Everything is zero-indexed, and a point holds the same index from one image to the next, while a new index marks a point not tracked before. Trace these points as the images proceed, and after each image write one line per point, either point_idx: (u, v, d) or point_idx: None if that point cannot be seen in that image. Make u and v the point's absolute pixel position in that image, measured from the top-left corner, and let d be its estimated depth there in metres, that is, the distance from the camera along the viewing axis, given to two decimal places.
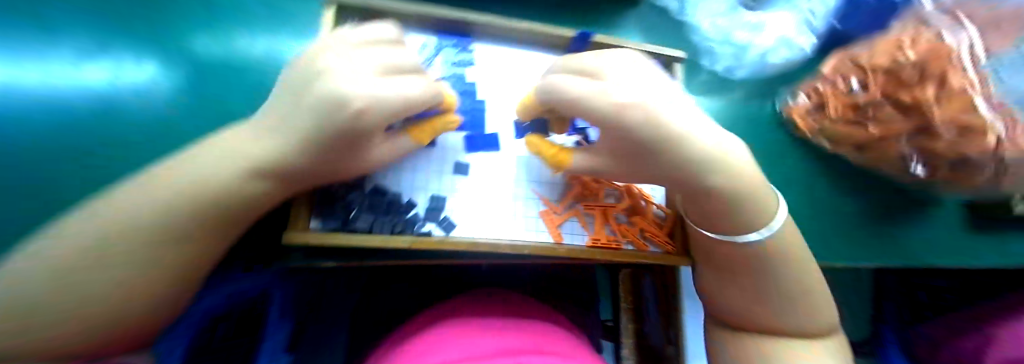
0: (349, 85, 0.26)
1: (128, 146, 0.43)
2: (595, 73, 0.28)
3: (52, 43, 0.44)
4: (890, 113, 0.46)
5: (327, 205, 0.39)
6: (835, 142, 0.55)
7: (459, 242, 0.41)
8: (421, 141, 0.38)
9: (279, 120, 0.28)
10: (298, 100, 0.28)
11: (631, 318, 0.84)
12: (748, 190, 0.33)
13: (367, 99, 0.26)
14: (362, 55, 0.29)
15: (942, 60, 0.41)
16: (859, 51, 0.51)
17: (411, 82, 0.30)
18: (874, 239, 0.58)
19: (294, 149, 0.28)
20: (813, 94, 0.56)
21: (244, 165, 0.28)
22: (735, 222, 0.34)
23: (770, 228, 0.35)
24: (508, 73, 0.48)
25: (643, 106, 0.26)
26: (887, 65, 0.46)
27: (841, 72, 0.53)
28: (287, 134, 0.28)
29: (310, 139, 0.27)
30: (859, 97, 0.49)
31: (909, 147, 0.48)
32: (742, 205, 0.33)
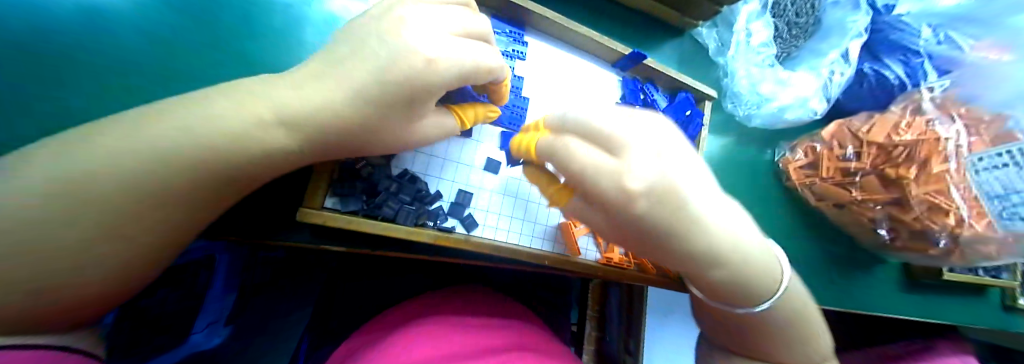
0: (428, 47, 0.25)
1: (113, 56, 0.35)
2: (615, 142, 0.27)
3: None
4: (875, 183, 0.53)
5: (347, 185, 0.35)
6: (819, 197, 0.61)
7: (483, 245, 0.39)
8: (462, 126, 0.36)
9: (335, 71, 0.25)
10: (355, 53, 0.26)
11: (596, 326, 0.83)
12: (745, 265, 0.35)
13: (444, 65, 0.26)
14: (440, 26, 0.27)
15: (932, 145, 0.50)
16: (856, 124, 0.56)
17: (485, 50, 0.29)
18: (835, 286, 0.66)
19: (357, 105, 0.25)
20: (810, 153, 0.60)
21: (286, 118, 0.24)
22: (737, 294, 0.36)
23: (770, 300, 0.37)
24: (555, 75, 0.47)
25: (655, 190, 0.26)
26: (881, 142, 0.53)
27: (839, 140, 0.57)
28: (350, 85, 0.25)
29: (373, 94, 0.25)
30: (852, 164, 0.54)
31: (881, 214, 0.56)
32: (746, 278, 0.35)
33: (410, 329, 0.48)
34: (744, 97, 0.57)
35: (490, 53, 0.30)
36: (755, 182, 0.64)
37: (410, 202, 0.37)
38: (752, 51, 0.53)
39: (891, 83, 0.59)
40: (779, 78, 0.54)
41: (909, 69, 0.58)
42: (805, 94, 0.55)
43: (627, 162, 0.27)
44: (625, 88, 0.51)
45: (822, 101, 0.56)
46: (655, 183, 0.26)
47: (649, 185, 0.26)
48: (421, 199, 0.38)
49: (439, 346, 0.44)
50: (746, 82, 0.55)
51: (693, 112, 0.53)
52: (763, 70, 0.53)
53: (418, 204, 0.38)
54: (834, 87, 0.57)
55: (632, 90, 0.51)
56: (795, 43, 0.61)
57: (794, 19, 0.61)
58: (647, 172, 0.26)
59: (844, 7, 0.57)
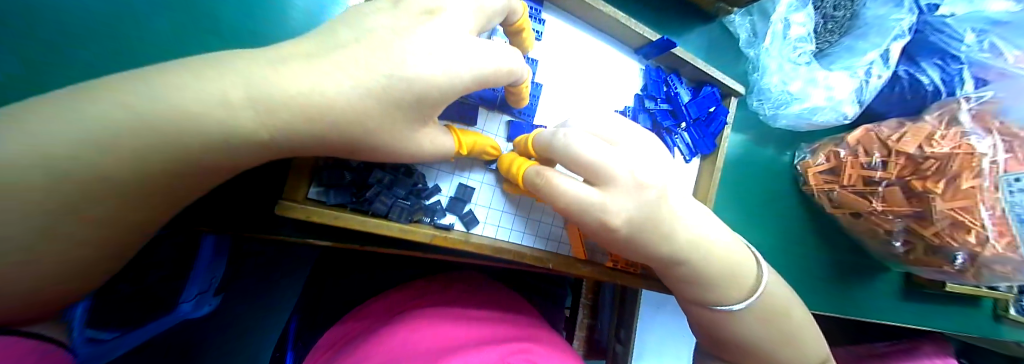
0: (422, 64, 0.22)
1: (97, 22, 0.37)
2: (601, 177, 0.30)
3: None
4: (898, 194, 0.50)
5: (335, 174, 0.31)
6: (836, 205, 0.59)
7: (483, 246, 0.35)
8: (457, 153, 0.32)
9: (337, 57, 0.21)
10: (365, 42, 0.22)
11: (588, 314, 0.79)
12: (718, 269, 0.37)
13: (443, 81, 0.23)
14: (448, 26, 0.24)
15: (966, 158, 0.46)
16: (885, 131, 0.52)
17: (499, 49, 0.27)
18: (840, 296, 0.65)
19: (358, 88, 0.21)
20: (833, 159, 0.56)
21: (269, 102, 0.19)
22: (715, 295, 0.38)
23: (748, 300, 0.39)
24: (572, 59, 0.43)
25: (640, 212, 0.31)
26: (911, 153, 0.49)
27: (864, 147, 0.53)
28: (352, 67, 0.21)
29: (387, 90, 0.21)
30: (877, 174, 0.51)
31: (900, 225, 0.53)
32: (720, 280, 0.37)
33: (403, 324, 0.44)
34: (772, 94, 0.52)
35: (500, 53, 0.27)
36: (766, 186, 0.62)
37: (402, 200, 0.33)
38: (788, 46, 0.49)
39: (925, 89, 0.55)
40: (812, 77, 0.49)
41: (946, 75, 0.54)
42: (841, 96, 0.50)
43: (612, 198, 0.30)
44: (647, 78, 0.47)
45: (854, 105, 0.52)
46: (630, 215, 0.31)
47: (627, 217, 0.31)
48: (419, 194, 0.35)
49: (427, 337, 0.42)
50: (778, 79, 0.50)
51: (717, 109, 0.49)
52: (798, 67, 0.49)
53: (414, 201, 0.34)
54: (868, 91, 0.52)
55: (654, 80, 0.46)
56: (829, 38, 0.56)
57: (831, 12, 0.57)
58: (625, 207, 0.30)
59: (885, 4, 0.52)
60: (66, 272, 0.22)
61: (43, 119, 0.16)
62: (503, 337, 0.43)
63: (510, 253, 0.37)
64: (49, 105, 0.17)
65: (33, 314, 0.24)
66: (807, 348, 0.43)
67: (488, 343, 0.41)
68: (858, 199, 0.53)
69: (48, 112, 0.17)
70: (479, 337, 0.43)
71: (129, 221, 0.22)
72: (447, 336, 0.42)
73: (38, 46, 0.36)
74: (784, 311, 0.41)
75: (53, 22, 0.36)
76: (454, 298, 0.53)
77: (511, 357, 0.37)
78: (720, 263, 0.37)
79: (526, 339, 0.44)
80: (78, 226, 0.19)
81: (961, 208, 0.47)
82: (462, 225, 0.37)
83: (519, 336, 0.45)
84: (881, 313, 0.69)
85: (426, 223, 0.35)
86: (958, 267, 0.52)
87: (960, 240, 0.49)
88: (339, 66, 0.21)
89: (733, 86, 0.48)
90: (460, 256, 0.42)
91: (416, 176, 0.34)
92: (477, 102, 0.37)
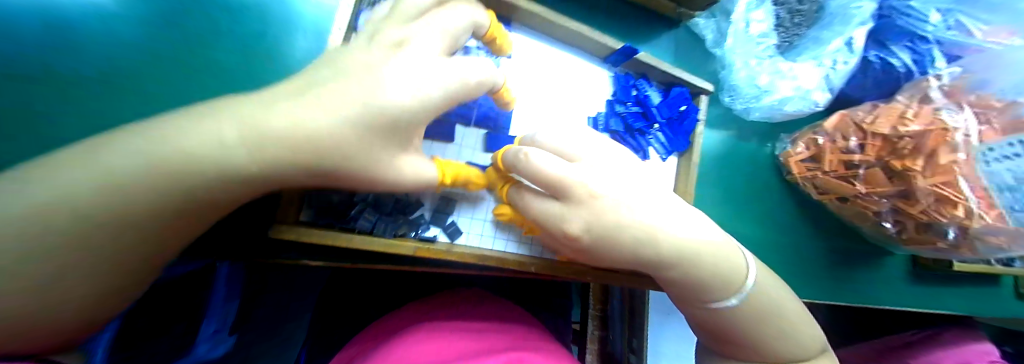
0: (393, 91, 0.24)
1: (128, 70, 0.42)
2: (563, 192, 0.31)
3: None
4: (881, 176, 0.51)
5: (324, 197, 0.33)
6: (822, 191, 0.60)
7: (464, 254, 0.37)
8: (441, 183, 0.34)
9: (313, 93, 0.24)
10: (342, 78, 0.25)
11: (599, 326, 0.75)
12: (703, 271, 0.37)
13: (414, 105, 0.25)
14: (420, 54, 0.27)
15: (939, 134, 0.47)
16: (861, 115, 0.53)
17: (464, 64, 0.29)
18: (834, 284, 0.65)
19: (342, 131, 0.23)
20: (811, 147, 0.57)
21: (254, 133, 0.22)
22: (704, 295, 0.39)
23: (737, 296, 0.39)
24: (542, 73, 0.46)
25: (590, 231, 0.32)
26: (887, 133, 0.50)
27: (842, 132, 0.54)
28: (333, 108, 0.23)
29: (361, 119, 0.23)
30: (856, 157, 0.52)
31: (887, 206, 0.53)
32: (704, 279, 0.37)
33: (402, 338, 0.46)
34: (742, 90, 0.54)
35: (468, 66, 0.29)
36: (751, 178, 0.63)
37: (386, 216, 0.36)
38: (751, 41, 0.52)
39: (897, 71, 0.57)
40: (777, 70, 0.51)
41: (918, 56, 0.55)
42: (808, 86, 0.51)
43: (571, 208, 0.32)
44: (616, 84, 0.49)
45: (825, 93, 0.53)
46: (589, 222, 0.32)
47: (586, 227, 0.32)
48: (403, 210, 0.37)
49: (422, 349, 0.43)
50: (744, 75, 0.52)
51: (689, 107, 0.51)
52: (761, 61, 0.52)
53: (397, 216, 0.37)
54: (836, 78, 0.53)
55: (623, 86, 0.49)
56: (798, 32, 0.59)
57: (796, 7, 0.59)
58: (583, 219, 0.32)
59: None
60: (85, 299, 0.24)
61: (66, 167, 0.19)
62: (501, 348, 0.44)
63: (491, 261, 0.39)
64: (68, 154, 0.20)
65: (61, 342, 0.27)
66: (800, 335, 0.42)
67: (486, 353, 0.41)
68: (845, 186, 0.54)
69: (70, 160, 0.20)
70: (475, 347, 0.44)
71: (143, 250, 0.24)
72: (443, 348, 0.43)
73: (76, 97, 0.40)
74: (768, 291, 0.41)
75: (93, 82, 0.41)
76: (455, 314, 0.54)
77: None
78: (707, 265, 0.37)
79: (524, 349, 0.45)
80: (97, 257, 0.22)
81: (945, 183, 0.46)
82: (445, 236, 0.39)
83: (517, 345, 0.46)
84: (885, 300, 0.68)
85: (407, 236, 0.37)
86: (952, 241, 0.52)
87: (947, 215, 0.48)
88: (315, 99, 0.23)
89: (702, 84, 0.51)
90: (448, 267, 0.44)
91: (399, 195, 0.37)
92: (453, 119, 0.40)
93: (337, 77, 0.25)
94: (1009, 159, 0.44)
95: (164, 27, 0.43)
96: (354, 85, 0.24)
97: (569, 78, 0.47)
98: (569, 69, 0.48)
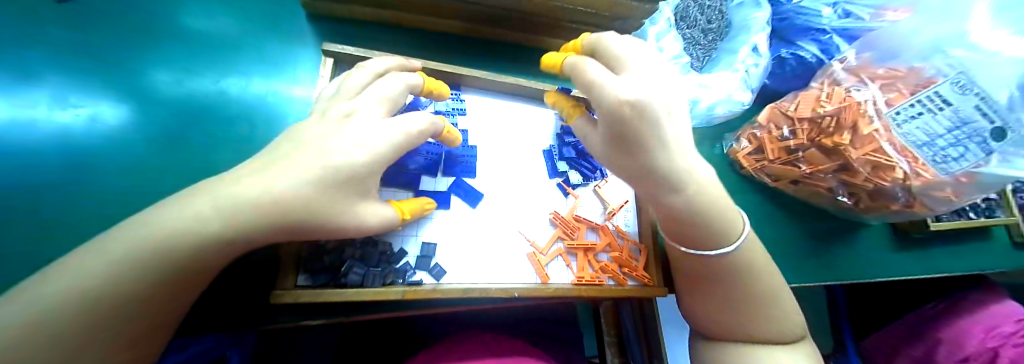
0: (345, 152, 0.31)
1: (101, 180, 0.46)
2: (619, 66, 0.36)
3: (36, 82, 0.47)
4: (819, 155, 0.56)
5: (316, 260, 0.38)
6: (775, 178, 0.65)
7: (451, 289, 0.40)
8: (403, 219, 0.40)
9: (281, 166, 0.29)
10: (298, 150, 0.31)
11: (618, 352, 0.70)
12: (705, 212, 0.39)
13: (366, 159, 0.32)
14: (368, 121, 0.35)
15: (853, 111, 0.53)
16: (787, 105, 0.60)
17: (403, 119, 0.36)
18: (821, 263, 0.67)
19: (307, 190, 0.29)
20: (753, 140, 0.64)
21: (230, 206, 0.26)
22: (704, 238, 0.40)
23: (734, 245, 0.41)
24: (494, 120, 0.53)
25: (638, 102, 0.32)
26: (811, 116, 0.56)
27: (775, 122, 0.61)
28: (296, 175, 0.29)
29: (324, 178, 0.30)
30: (790, 142, 0.58)
31: (834, 181, 0.58)
32: (705, 220, 0.39)
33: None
34: None
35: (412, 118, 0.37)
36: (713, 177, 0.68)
37: (372, 268, 0.40)
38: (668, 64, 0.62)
39: (810, 61, 0.64)
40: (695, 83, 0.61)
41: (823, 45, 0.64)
42: (727, 90, 0.60)
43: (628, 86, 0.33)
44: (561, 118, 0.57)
45: (747, 92, 0.60)
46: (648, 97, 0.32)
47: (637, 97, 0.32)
48: (388, 261, 0.41)
49: None
50: None
51: None
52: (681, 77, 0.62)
53: (384, 267, 0.41)
54: (752, 78, 0.60)
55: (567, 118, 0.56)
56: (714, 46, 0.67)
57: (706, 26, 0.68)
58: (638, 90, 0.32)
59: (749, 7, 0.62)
60: None
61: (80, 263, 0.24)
62: None
63: (476, 291, 0.41)
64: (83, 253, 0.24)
65: None
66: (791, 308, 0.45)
67: None
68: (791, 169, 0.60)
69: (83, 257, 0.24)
70: None
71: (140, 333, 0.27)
72: None
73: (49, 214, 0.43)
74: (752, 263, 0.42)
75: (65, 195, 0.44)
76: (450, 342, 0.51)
77: None
78: (710, 214, 0.39)
79: None
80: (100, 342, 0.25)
81: (874, 151, 0.51)
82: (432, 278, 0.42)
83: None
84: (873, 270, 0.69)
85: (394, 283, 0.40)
86: (902, 201, 0.57)
87: (888, 178, 0.53)
88: (287, 169, 0.29)
89: None
90: (444, 306, 0.48)
91: (384, 247, 0.42)
92: (420, 172, 0.46)
93: (308, 147, 0.31)
94: (915, 118, 0.47)
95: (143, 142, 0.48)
96: (329, 153, 0.31)
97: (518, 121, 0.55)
98: (517, 113, 0.55)
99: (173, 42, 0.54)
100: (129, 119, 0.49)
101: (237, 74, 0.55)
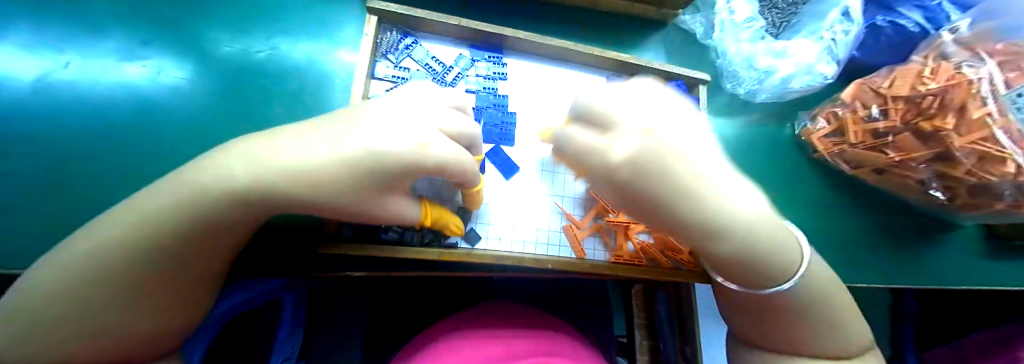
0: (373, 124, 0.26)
1: (152, 130, 0.48)
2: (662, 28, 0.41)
3: (102, 36, 0.49)
4: (912, 140, 0.47)
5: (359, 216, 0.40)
6: (855, 165, 0.58)
7: (484, 255, 0.40)
8: (423, 222, 0.36)
9: (310, 131, 0.25)
10: (328, 125, 0.26)
11: (647, 335, 0.69)
12: (757, 251, 0.28)
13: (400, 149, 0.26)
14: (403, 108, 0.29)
15: (965, 89, 0.43)
16: (879, 80, 0.51)
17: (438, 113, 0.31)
18: (887, 261, 0.61)
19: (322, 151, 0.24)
20: (833, 120, 0.57)
21: (243, 155, 0.23)
22: (754, 279, 0.30)
23: (792, 278, 0.31)
24: (537, 87, 0.50)
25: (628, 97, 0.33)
26: (908, 95, 0.47)
27: (862, 100, 0.52)
28: (326, 144, 0.24)
29: (342, 144, 0.24)
30: (879, 124, 0.50)
31: (929, 173, 0.50)
32: (756, 262, 0.29)
33: (417, 347, 0.43)
34: (743, 74, 0.59)
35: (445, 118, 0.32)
36: (772, 162, 0.63)
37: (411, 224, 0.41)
38: (741, 29, 0.56)
39: (910, 31, 0.54)
40: (772, 52, 0.55)
41: (929, 13, 0.53)
42: (809, 61, 0.54)
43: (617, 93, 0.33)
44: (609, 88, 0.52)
45: (832, 64, 0.54)
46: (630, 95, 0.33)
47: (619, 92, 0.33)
48: None
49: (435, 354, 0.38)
50: (741, 60, 0.58)
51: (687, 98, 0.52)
52: (754, 45, 0.55)
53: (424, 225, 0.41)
54: (840, 48, 0.53)
55: None
56: (796, 9, 0.58)
57: None
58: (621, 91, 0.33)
59: None
60: None
61: None
62: (518, 352, 0.38)
63: (509, 260, 0.41)
64: None
65: None
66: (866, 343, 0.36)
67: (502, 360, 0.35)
68: (876, 156, 0.52)
69: None
70: (491, 346, 0.39)
71: None
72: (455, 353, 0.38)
73: (91, 158, 0.45)
74: (817, 275, 0.33)
75: (117, 138, 0.47)
76: (467, 315, 0.49)
77: None
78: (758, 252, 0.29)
79: (544, 353, 0.38)
80: None
81: (984, 139, 0.42)
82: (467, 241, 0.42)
83: (533, 345, 0.40)
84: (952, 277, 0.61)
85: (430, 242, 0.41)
86: (1014, 202, 0.46)
87: (997, 174, 0.43)
88: (309, 145, 0.24)
89: (696, 74, 0.52)
90: (484, 271, 0.49)
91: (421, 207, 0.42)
92: None
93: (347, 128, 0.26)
94: None
95: (192, 96, 0.50)
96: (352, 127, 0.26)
97: (562, 89, 0.51)
98: (562, 81, 0.51)
99: (218, 3, 0.55)
100: (191, 77, 0.51)
101: (293, 38, 0.57)
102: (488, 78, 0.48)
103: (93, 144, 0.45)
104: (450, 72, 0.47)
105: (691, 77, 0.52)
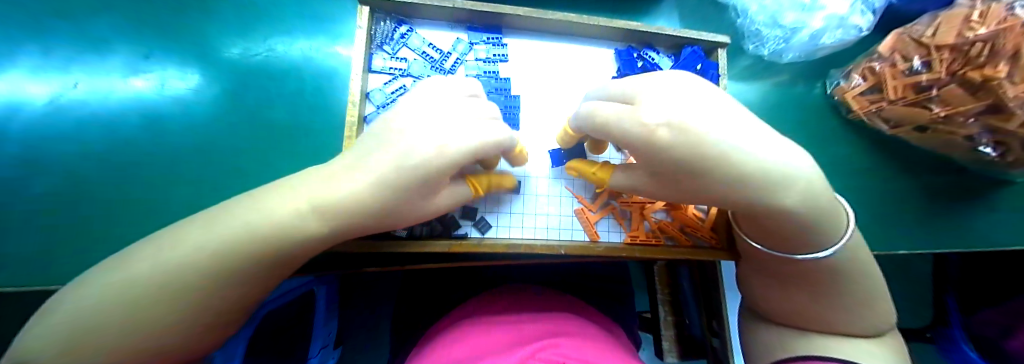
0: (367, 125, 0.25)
1: (160, 140, 0.50)
2: None
3: (103, 52, 0.50)
4: (958, 94, 0.42)
5: None
6: (895, 124, 0.53)
7: (495, 244, 0.40)
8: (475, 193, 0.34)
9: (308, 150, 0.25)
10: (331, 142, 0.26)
11: (672, 310, 0.68)
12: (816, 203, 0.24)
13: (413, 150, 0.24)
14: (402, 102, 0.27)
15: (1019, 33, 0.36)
16: (920, 29, 0.46)
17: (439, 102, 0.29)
18: (925, 225, 0.57)
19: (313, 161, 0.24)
20: (870, 76, 0.52)
21: None
22: (802, 242, 0.27)
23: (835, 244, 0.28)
24: (540, 66, 0.47)
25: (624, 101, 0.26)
26: (953, 43, 0.41)
27: (901, 52, 0.47)
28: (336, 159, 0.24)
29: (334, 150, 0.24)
30: (920, 78, 0.45)
31: (979, 127, 0.45)
32: (813, 219, 0.25)
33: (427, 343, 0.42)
34: (768, 33, 0.55)
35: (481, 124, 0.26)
36: (801, 125, 0.59)
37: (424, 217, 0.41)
38: None
39: None
40: (800, 6, 0.52)
41: None
42: (841, 12, 0.51)
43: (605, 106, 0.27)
44: (618, 59, 0.48)
45: (866, 14, 0.51)
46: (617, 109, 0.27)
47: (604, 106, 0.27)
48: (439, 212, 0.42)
49: (442, 352, 0.37)
50: (764, 17, 0.54)
51: (704, 64, 0.48)
52: None
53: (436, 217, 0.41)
54: None
55: (625, 59, 0.48)
56: None
57: None
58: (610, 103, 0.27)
59: None
60: None
61: None
62: (526, 340, 0.36)
63: (520, 247, 0.40)
64: None
65: None
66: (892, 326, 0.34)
67: (508, 350, 0.34)
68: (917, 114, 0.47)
69: None
70: (501, 335, 0.38)
71: None
72: (461, 349, 0.36)
73: (112, 172, 0.48)
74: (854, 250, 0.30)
75: (131, 151, 0.49)
76: (476, 304, 0.48)
77: (526, 357, 0.30)
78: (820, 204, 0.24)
79: (553, 336, 0.36)
80: None
81: None
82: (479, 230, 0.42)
83: (541, 331, 0.39)
84: (995, 238, 0.57)
85: (441, 233, 0.41)
86: None
87: None
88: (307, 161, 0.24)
89: (712, 37, 0.48)
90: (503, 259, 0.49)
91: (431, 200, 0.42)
92: None
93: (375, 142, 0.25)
94: None
95: (192, 104, 0.51)
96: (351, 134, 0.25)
97: (567, 66, 0.48)
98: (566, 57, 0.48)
99: (213, 3, 0.54)
100: (191, 86, 0.52)
101: (288, 35, 0.56)
102: (488, 62, 0.46)
103: (112, 159, 0.48)
104: (448, 58, 0.45)
105: (707, 40, 0.47)
